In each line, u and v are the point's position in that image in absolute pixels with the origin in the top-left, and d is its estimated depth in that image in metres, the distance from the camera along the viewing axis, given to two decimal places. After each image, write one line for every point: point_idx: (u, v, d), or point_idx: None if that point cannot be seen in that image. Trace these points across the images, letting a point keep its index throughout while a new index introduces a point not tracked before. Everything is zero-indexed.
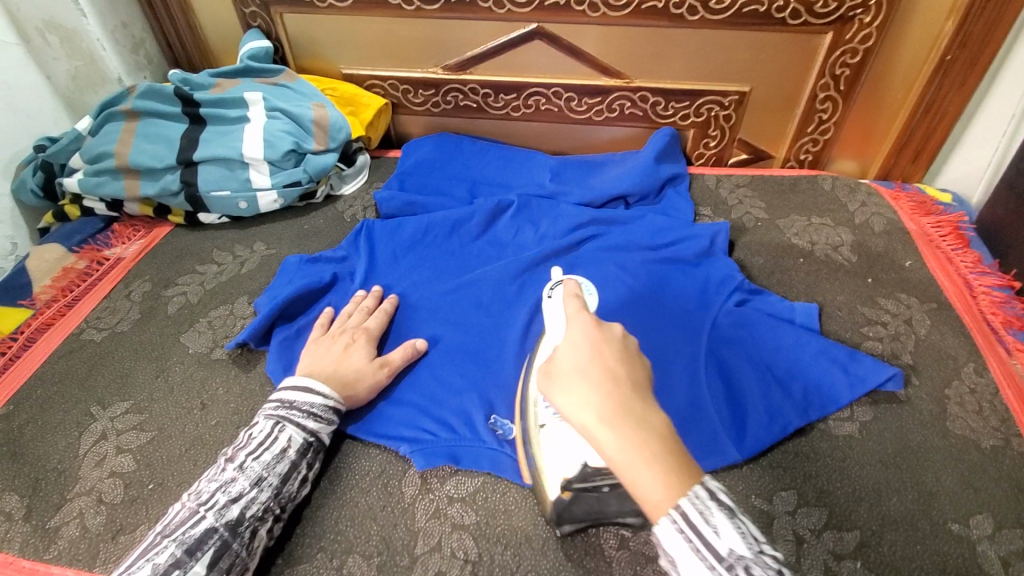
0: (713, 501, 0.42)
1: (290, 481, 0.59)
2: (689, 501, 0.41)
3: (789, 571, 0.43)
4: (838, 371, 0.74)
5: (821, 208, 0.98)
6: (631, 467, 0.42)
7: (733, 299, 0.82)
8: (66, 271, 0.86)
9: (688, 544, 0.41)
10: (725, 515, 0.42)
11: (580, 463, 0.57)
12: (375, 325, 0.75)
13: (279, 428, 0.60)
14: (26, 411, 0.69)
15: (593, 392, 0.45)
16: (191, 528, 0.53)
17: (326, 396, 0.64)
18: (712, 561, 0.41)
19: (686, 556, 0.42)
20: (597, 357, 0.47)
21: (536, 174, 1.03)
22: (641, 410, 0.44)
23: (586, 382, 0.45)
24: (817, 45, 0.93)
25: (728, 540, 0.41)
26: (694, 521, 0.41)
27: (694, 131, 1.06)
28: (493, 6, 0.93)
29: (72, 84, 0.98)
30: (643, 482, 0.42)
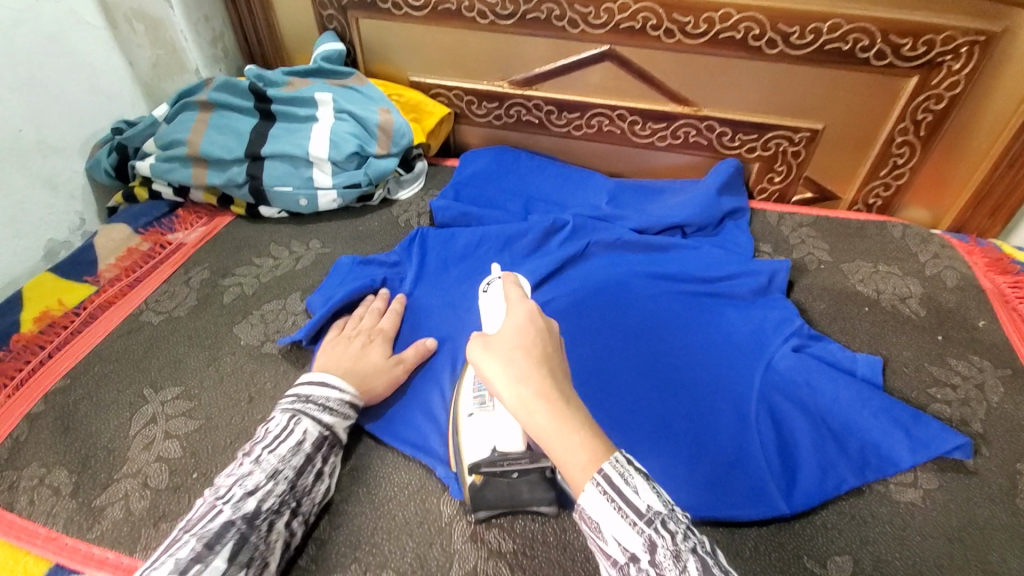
0: (635, 467, 0.43)
1: (306, 475, 0.58)
2: (612, 466, 0.43)
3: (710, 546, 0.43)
4: (901, 433, 0.68)
5: (888, 256, 0.94)
6: (557, 440, 0.44)
7: (790, 343, 0.78)
8: (130, 252, 0.89)
9: (612, 504, 0.42)
10: (646, 482, 0.43)
11: (498, 495, 0.59)
12: (388, 326, 0.75)
13: (295, 421, 0.60)
14: (82, 386, 0.71)
15: (526, 369, 0.47)
16: (209, 522, 0.51)
17: (341, 390, 0.64)
18: (635, 521, 0.42)
19: (614, 521, 0.42)
20: (533, 340, 0.49)
21: (592, 196, 1.01)
22: (563, 388, 0.47)
23: (521, 358, 0.47)
24: (901, 88, 0.89)
25: (648, 498, 0.42)
26: (619, 482, 0.42)
27: (760, 165, 1.03)
28: (568, 25, 0.93)
29: (152, 71, 1.02)
30: (567, 457, 0.43)
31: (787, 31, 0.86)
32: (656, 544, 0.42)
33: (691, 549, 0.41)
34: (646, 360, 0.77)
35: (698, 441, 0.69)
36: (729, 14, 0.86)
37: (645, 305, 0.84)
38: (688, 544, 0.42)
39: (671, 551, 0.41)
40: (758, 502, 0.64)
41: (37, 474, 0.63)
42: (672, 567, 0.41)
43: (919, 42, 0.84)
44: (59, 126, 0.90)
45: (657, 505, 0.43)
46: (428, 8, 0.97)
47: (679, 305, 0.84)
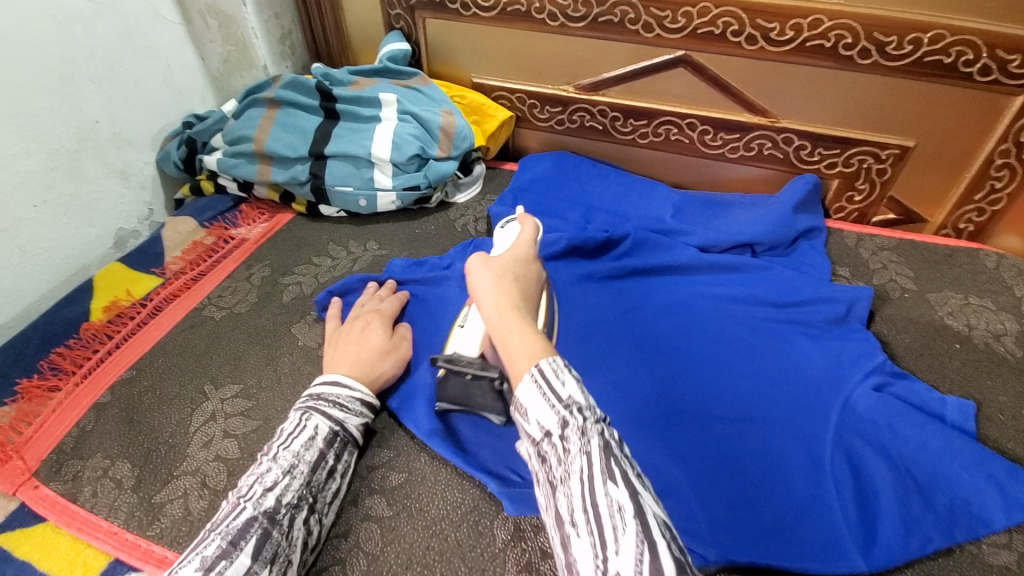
0: (568, 367, 0.48)
1: (319, 471, 0.57)
2: (549, 363, 0.48)
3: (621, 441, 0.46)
4: (994, 491, 0.62)
5: (980, 287, 0.86)
6: (510, 339, 0.53)
7: (870, 381, 0.72)
8: (195, 245, 0.90)
9: (540, 390, 0.47)
10: (574, 379, 0.48)
11: (457, 392, 0.66)
12: (387, 308, 0.75)
13: (306, 416, 0.59)
14: (146, 378, 0.73)
15: (503, 292, 0.59)
16: (233, 520, 0.51)
17: (352, 387, 0.64)
18: (553, 402, 0.46)
19: (536, 403, 0.47)
20: (517, 277, 0.63)
21: (656, 208, 0.97)
22: (524, 311, 0.57)
23: (504, 283, 0.61)
24: (1004, 107, 0.81)
25: (571, 390, 0.47)
26: (549, 374, 0.48)
27: (839, 182, 0.96)
28: (642, 29, 0.89)
29: (222, 66, 1.04)
30: (514, 349, 0.51)
31: (883, 41, 0.80)
32: (569, 422, 0.45)
33: (599, 432, 0.45)
34: (710, 390, 0.72)
35: (768, 483, 0.64)
36: (820, 20, 0.80)
37: (707, 326, 0.80)
38: (599, 427, 0.45)
39: (581, 429, 0.45)
40: (835, 556, 0.59)
41: (101, 465, 0.64)
42: (579, 445, 0.44)
43: None
44: (135, 119, 0.93)
45: (578, 398, 0.46)
46: (497, 9, 0.95)
47: (748, 331, 0.79)
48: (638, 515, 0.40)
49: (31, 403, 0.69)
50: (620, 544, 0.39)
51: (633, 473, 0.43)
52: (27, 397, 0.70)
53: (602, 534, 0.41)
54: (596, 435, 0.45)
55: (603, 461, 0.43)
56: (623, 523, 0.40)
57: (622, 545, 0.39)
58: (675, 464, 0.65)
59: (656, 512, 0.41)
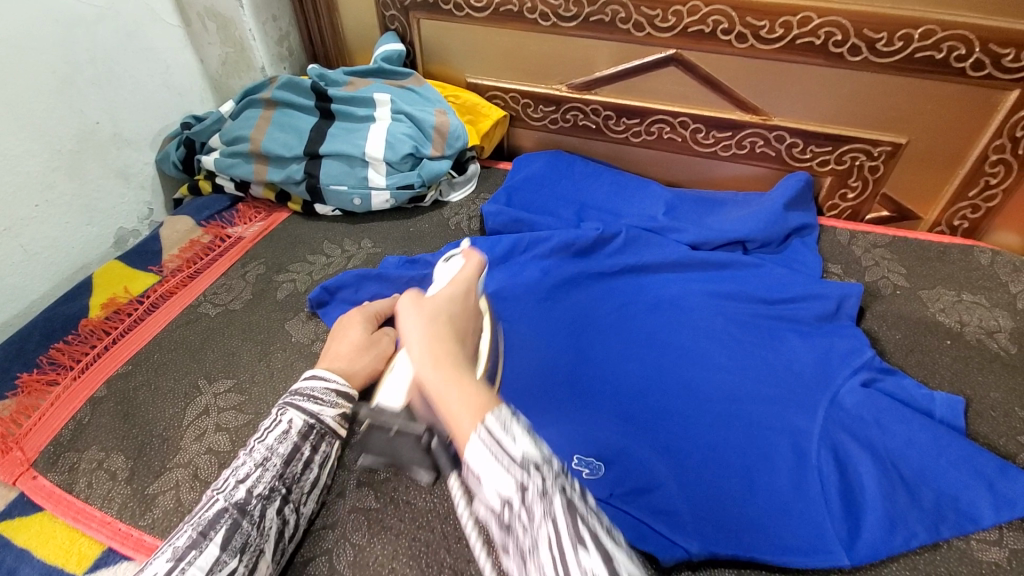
0: (516, 417, 0.44)
1: (294, 463, 0.57)
2: (494, 418, 0.44)
3: (580, 486, 0.43)
4: (982, 487, 0.62)
5: (974, 284, 0.86)
6: (448, 394, 0.47)
7: (859, 377, 0.72)
8: (192, 244, 0.92)
9: (489, 450, 0.42)
10: (521, 426, 0.44)
11: (380, 447, 0.62)
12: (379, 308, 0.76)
13: (281, 412, 0.59)
14: (142, 373, 0.74)
15: (435, 336, 0.53)
16: (205, 511, 0.52)
17: (325, 377, 0.64)
18: (509, 466, 0.41)
19: (488, 467, 0.42)
20: (445, 328, 0.55)
21: (649, 207, 0.98)
22: (462, 359, 0.52)
23: (436, 325, 0.55)
24: (998, 102, 0.81)
25: (524, 446, 0.42)
26: (496, 429, 0.43)
27: (832, 179, 0.96)
28: (633, 29, 0.90)
29: (221, 68, 1.05)
30: (452, 407, 0.46)
31: (873, 38, 0.80)
32: (528, 485, 0.41)
33: (560, 490, 0.41)
34: (696, 386, 0.72)
35: (754, 480, 0.64)
36: (809, 18, 0.80)
37: (699, 325, 0.80)
38: (559, 486, 0.41)
39: (542, 492, 0.41)
40: (818, 549, 0.59)
41: (96, 457, 0.65)
42: (542, 511, 0.40)
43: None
44: (134, 119, 0.94)
45: (532, 454, 0.42)
46: (490, 10, 0.96)
47: (738, 327, 0.79)
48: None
49: (30, 396, 0.71)
50: None
51: (600, 529, 0.40)
52: (27, 390, 0.71)
53: None
54: (556, 493, 0.41)
55: (570, 525, 0.39)
56: None
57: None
58: (660, 459, 0.65)
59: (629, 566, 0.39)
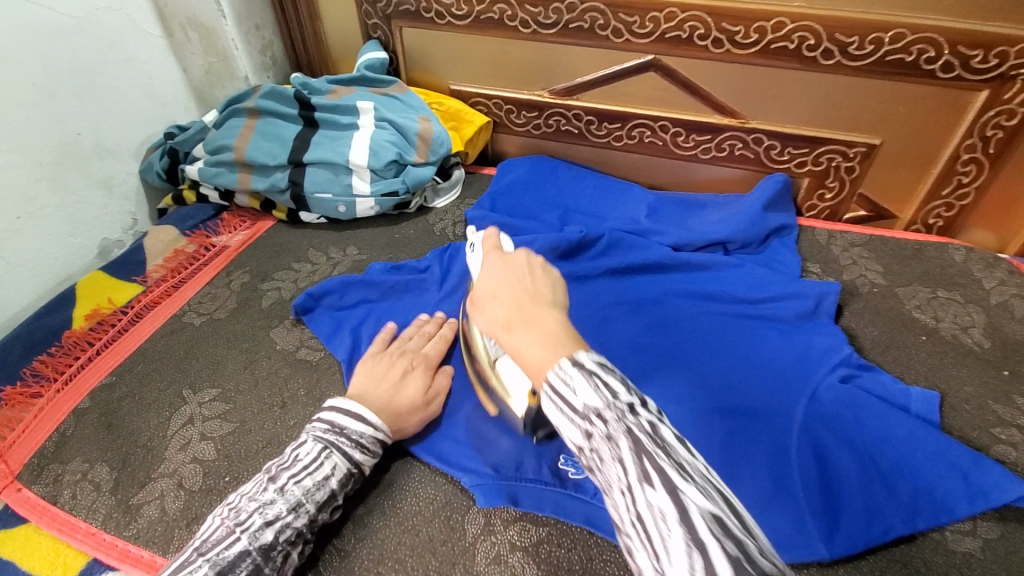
0: (574, 366, 0.42)
1: (326, 509, 0.57)
2: (557, 375, 0.42)
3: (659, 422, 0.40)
4: (957, 480, 0.63)
5: (948, 281, 0.88)
6: (523, 350, 0.46)
7: (837, 373, 0.73)
8: (177, 253, 0.92)
9: (556, 406, 0.42)
10: (581, 375, 0.41)
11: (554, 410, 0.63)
12: (433, 352, 0.72)
13: (326, 455, 0.58)
14: (126, 384, 0.74)
15: (498, 306, 0.50)
16: (225, 549, 0.50)
17: (374, 426, 0.61)
18: (572, 417, 0.41)
19: (558, 419, 0.43)
20: (503, 280, 0.53)
21: (631, 210, 0.99)
22: (533, 310, 0.48)
23: (491, 298, 0.52)
24: (968, 103, 0.83)
25: (585, 396, 0.41)
26: (560, 385, 0.42)
27: (810, 180, 0.98)
28: (612, 35, 0.91)
29: (204, 78, 1.05)
30: (532, 359, 0.45)
31: (845, 42, 0.82)
32: (593, 432, 0.40)
33: (624, 432, 0.39)
34: (679, 386, 0.73)
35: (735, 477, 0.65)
36: (783, 23, 0.82)
37: (682, 326, 0.81)
38: (626, 425, 0.39)
39: (607, 436, 0.40)
40: (798, 544, 0.60)
41: (80, 468, 0.65)
42: (611, 454, 0.39)
43: (991, 54, 0.78)
44: (117, 130, 0.94)
45: (593, 401, 0.40)
46: (471, 17, 0.97)
47: (720, 327, 0.80)
48: (687, 522, 0.35)
49: (14, 409, 0.71)
50: (670, 556, 0.35)
51: (671, 467, 0.37)
52: (10, 403, 0.71)
53: (651, 545, 0.36)
54: (621, 437, 0.39)
55: (636, 466, 0.38)
56: (670, 531, 0.35)
57: (673, 551, 0.35)
58: None
59: (705, 505, 0.35)
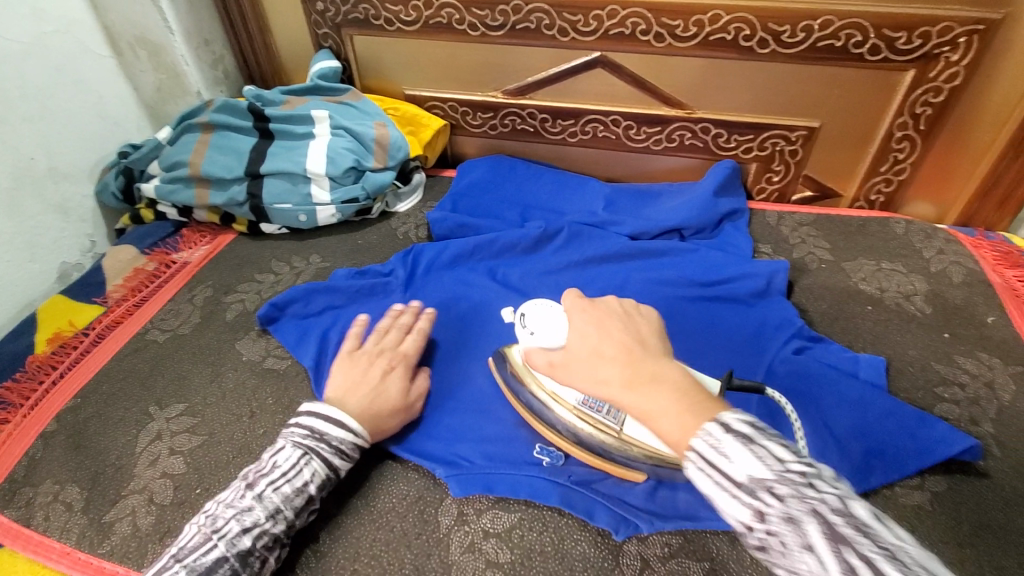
0: (724, 433, 0.44)
1: (303, 513, 0.58)
2: (703, 440, 0.44)
3: (843, 498, 0.40)
4: (905, 437, 0.67)
5: (891, 253, 0.92)
6: (654, 415, 0.49)
7: (791, 346, 0.77)
8: (137, 272, 0.91)
9: (713, 480, 0.43)
10: (737, 442, 0.43)
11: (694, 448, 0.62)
12: (412, 350, 0.72)
13: (304, 460, 0.58)
14: (92, 405, 0.73)
15: (613, 367, 0.53)
16: (202, 556, 0.51)
17: (355, 432, 0.61)
18: (735, 492, 0.42)
19: (720, 497, 0.43)
20: (603, 337, 0.57)
21: (589, 203, 1.01)
22: (650, 367, 0.52)
23: (602, 360, 0.55)
24: (897, 82, 0.88)
25: (747, 467, 0.42)
26: (709, 449, 0.44)
27: (757, 165, 1.02)
28: (557, 34, 0.94)
29: (156, 95, 1.05)
30: (663, 423, 0.48)
31: (778, 30, 0.86)
32: (766, 512, 0.41)
33: (807, 509, 0.39)
34: None
35: None
36: (719, 16, 0.86)
37: None
38: (806, 505, 0.40)
39: (787, 516, 0.40)
40: None
41: (52, 489, 0.65)
42: (794, 535, 0.39)
43: (914, 35, 0.83)
44: (68, 152, 0.93)
45: (761, 474, 0.42)
46: (420, 23, 0.99)
47: (678, 311, 0.83)
48: None
49: None
50: None
51: (869, 548, 0.37)
52: None
53: None
54: (805, 518, 0.39)
55: (831, 547, 0.38)
56: None
57: None
58: None
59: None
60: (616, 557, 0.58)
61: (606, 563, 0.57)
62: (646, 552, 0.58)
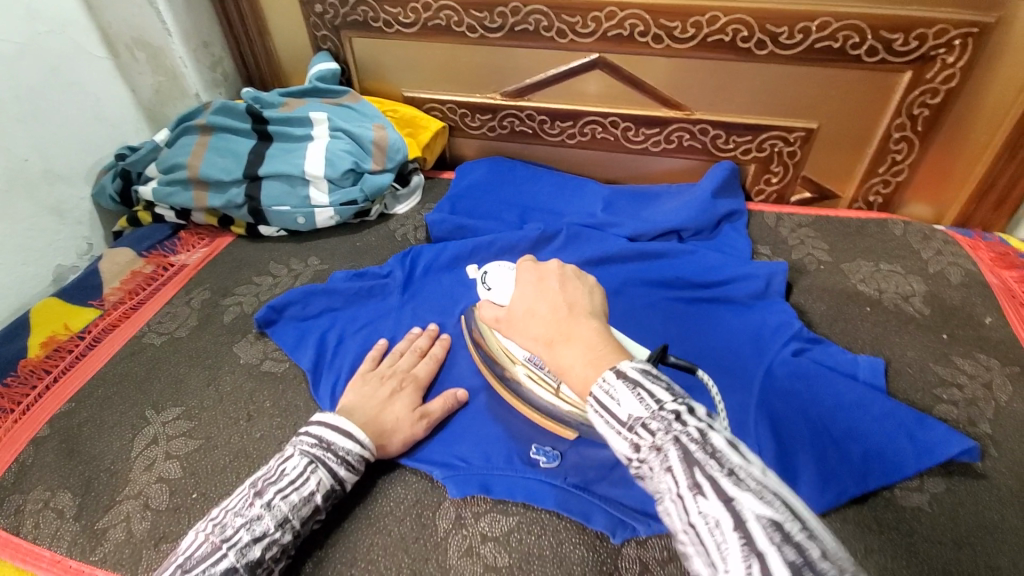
0: (618, 378, 0.46)
1: (310, 523, 0.57)
2: (599, 387, 0.46)
3: (707, 430, 0.42)
4: (904, 439, 0.67)
5: (890, 254, 0.92)
6: (569, 370, 0.50)
7: (790, 348, 0.77)
8: (134, 275, 0.91)
9: (601, 418, 0.45)
10: (625, 385, 0.45)
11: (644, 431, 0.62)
12: (424, 372, 0.72)
13: (312, 469, 0.57)
14: (86, 409, 0.73)
15: (540, 324, 0.54)
16: (211, 567, 0.49)
17: (363, 444, 0.60)
18: (618, 428, 0.44)
19: (605, 432, 0.45)
20: (539, 295, 0.57)
21: (588, 204, 1.01)
22: (569, 324, 0.53)
23: (532, 318, 0.55)
24: (894, 84, 0.88)
25: (629, 407, 0.44)
26: (604, 394, 0.45)
27: (756, 166, 1.02)
28: (556, 36, 0.94)
29: (154, 97, 1.05)
30: (575, 374, 0.49)
31: (775, 32, 0.86)
32: (640, 444, 0.43)
33: (670, 440, 0.41)
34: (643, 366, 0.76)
35: None
36: (717, 17, 0.86)
37: (642, 315, 0.83)
38: (673, 436, 0.42)
39: (654, 446, 0.42)
40: None
41: (42, 497, 0.64)
42: (660, 462, 0.42)
43: (910, 36, 0.83)
44: (66, 155, 0.93)
45: (638, 412, 0.43)
46: (418, 24, 0.99)
47: (678, 313, 0.83)
48: (737, 524, 0.37)
49: None
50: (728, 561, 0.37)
51: (719, 472, 0.39)
52: None
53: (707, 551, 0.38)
54: (668, 447, 0.41)
55: (686, 472, 0.40)
56: (724, 536, 0.37)
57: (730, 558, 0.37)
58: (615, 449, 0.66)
59: (761, 510, 0.38)
60: (614, 560, 0.58)
61: (604, 566, 0.57)
62: (645, 556, 0.58)
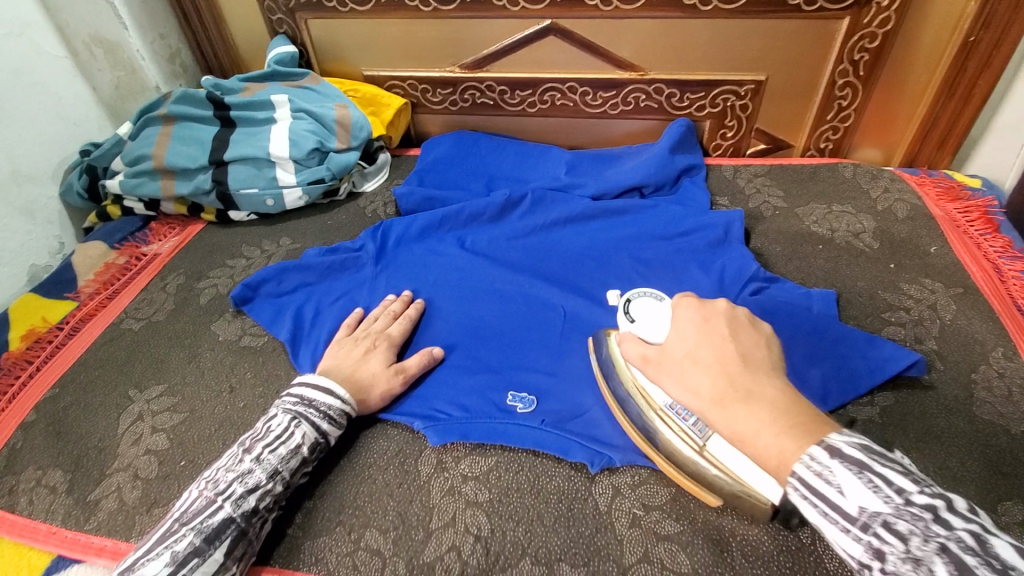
0: (831, 456, 0.41)
1: (299, 475, 0.59)
2: (805, 467, 0.41)
3: (977, 534, 0.37)
4: (856, 358, 0.71)
5: (841, 196, 0.97)
6: (752, 437, 0.45)
7: (749, 288, 0.80)
8: (108, 266, 0.91)
9: (817, 509, 0.41)
10: (847, 471, 0.40)
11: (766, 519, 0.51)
12: (397, 332, 0.74)
13: (295, 423, 0.60)
14: (70, 393, 0.74)
15: (705, 377, 0.49)
16: (208, 518, 0.53)
17: (343, 399, 0.63)
18: (846, 525, 0.40)
19: (826, 527, 0.41)
20: (705, 342, 0.51)
21: (551, 169, 1.04)
22: (753, 381, 0.47)
23: (693, 368, 0.50)
24: (834, 31, 0.92)
25: (859, 499, 0.40)
26: (814, 480, 0.41)
27: (711, 122, 1.06)
28: (508, 4, 0.96)
29: (115, 93, 1.05)
30: (762, 442, 0.44)
31: None
32: (884, 549, 0.39)
33: (933, 548, 0.37)
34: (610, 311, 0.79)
35: None
36: None
37: (608, 267, 0.86)
38: (930, 545, 0.37)
39: (909, 555, 0.37)
40: None
41: (34, 476, 0.66)
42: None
43: None
44: (32, 154, 0.93)
45: (873, 506, 0.40)
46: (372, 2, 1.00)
47: (642, 264, 0.86)
48: None
49: None
50: None
51: None
52: None
53: None
54: (930, 557, 0.37)
55: None
56: None
57: None
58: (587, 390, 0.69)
59: None
60: (589, 485, 0.61)
61: (580, 492, 0.61)
62: (616, 480, 0.61)
